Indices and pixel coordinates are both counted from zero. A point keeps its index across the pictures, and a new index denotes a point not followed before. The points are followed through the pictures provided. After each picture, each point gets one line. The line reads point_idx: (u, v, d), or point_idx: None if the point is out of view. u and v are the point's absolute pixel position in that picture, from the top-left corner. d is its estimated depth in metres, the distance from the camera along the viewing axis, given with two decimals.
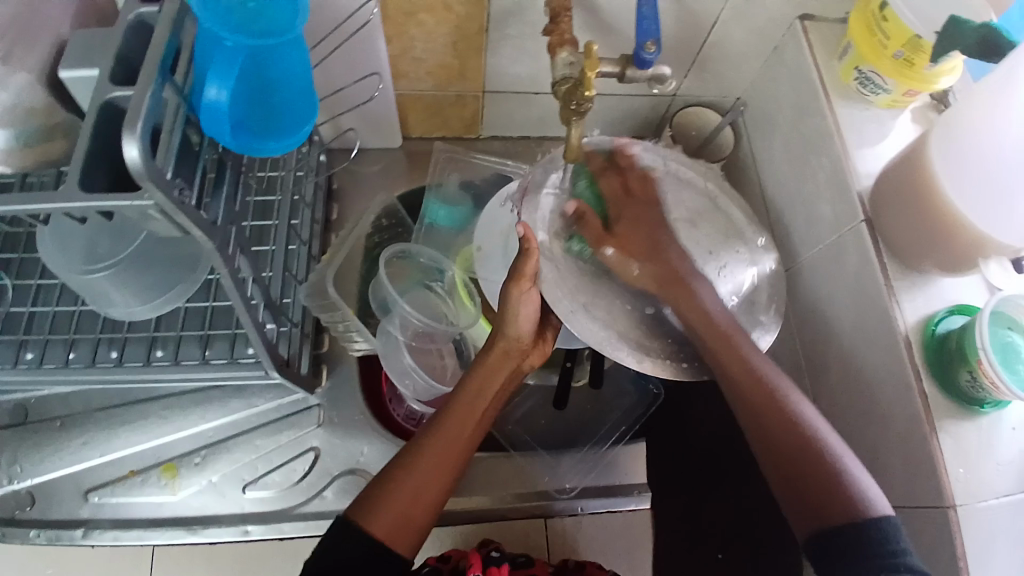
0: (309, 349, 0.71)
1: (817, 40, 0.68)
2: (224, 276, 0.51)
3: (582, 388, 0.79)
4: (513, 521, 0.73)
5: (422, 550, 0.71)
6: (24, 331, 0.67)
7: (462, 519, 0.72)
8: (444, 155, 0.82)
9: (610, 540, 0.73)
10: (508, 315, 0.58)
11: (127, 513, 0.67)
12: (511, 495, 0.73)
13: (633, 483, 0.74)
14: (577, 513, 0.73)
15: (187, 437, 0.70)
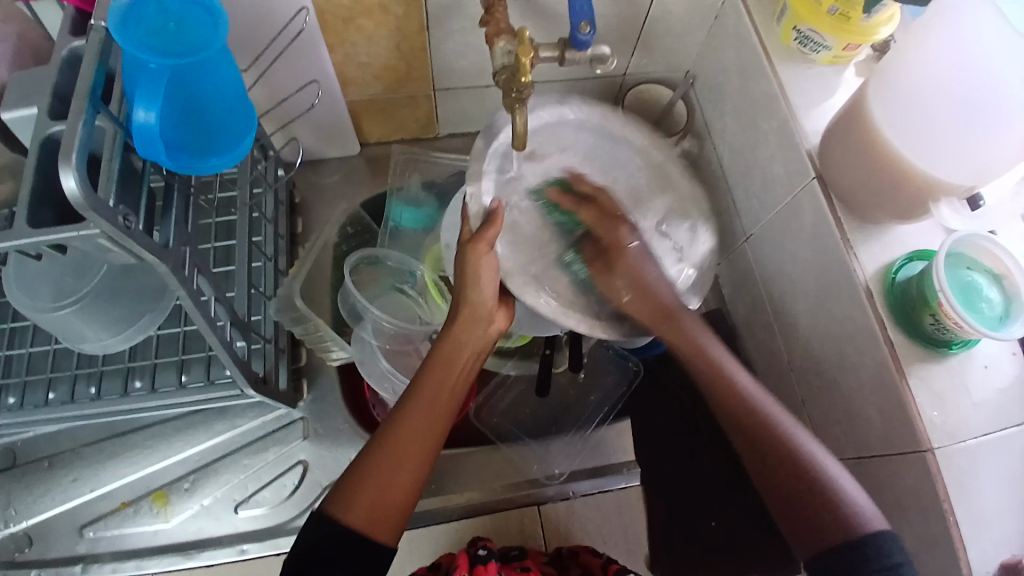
0: (286, 363, 0.72)
1: (754, 4, 0.68)
2: (185, 298, 0.52)
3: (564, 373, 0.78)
4: (508, 511, 0.73)
5: (417, 553, 0.71)
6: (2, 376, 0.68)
7: (458, 514, 0.73)
8: (402, 157, 0.83)
9: (605, 521, 0.74)
10: (469, 277, 0.55)
11: (125, 544, 0.67)
12: (503, 486, 0.73)
13: (621, 461, 0.75)
14: (570, 496, 0.74)
15: (174, 464, 0.70)
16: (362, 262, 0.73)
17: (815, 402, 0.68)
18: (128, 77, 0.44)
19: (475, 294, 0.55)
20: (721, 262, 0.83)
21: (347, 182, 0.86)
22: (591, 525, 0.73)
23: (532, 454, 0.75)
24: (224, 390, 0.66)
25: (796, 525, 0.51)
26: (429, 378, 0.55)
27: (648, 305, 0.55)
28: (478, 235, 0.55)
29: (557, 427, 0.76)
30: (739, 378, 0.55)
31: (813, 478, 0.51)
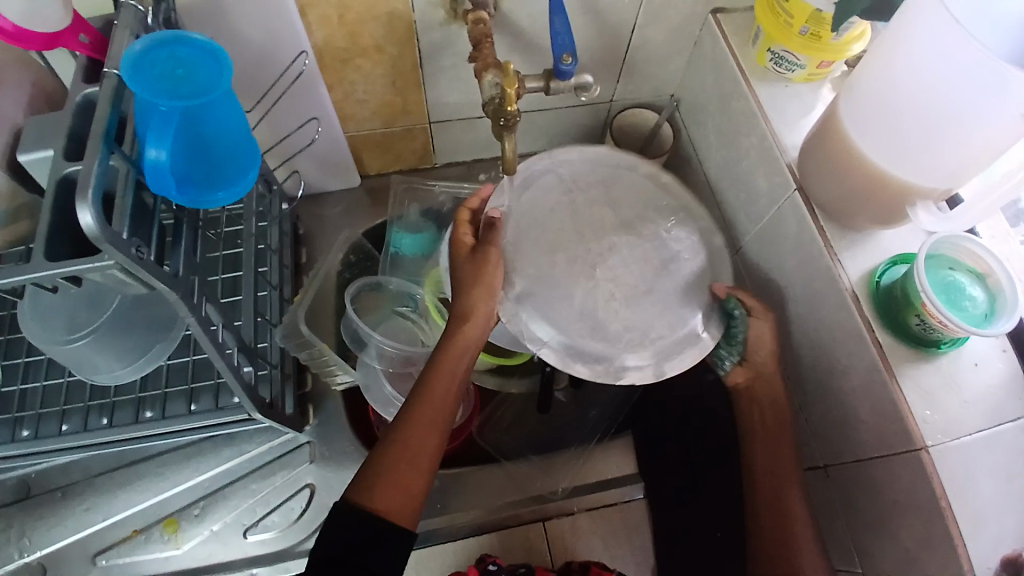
0: (293, 389, 0.74)
1: (730, 30, 0.71)
2: (194, 324, 0.54)
3: (563, 388, 0.80)
4: (514, 528, 0.73)
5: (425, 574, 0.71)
6: (17, 409, 0.70)
7: (464, 533, 0.73)
8: (402, 186, 0.85)
9: (610, 536, 0.74)
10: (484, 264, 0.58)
11: (135, 571, 0.68)
12: (507, 503, 0.74)
13: (624, 475, 0.76)
14: (574, 512, 0.74)
15: (184, 491, 0.71)
16: (364, 288, 0.75)
17: (812, 408, 0.69)
18: (139, 117, 0.47)
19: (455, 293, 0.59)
20: None
21: (349, 213, 0.89)
22: (596, 543, 0.73)
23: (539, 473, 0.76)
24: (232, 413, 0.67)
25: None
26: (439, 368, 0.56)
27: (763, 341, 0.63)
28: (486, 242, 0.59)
29: (564, 441, 0.77)
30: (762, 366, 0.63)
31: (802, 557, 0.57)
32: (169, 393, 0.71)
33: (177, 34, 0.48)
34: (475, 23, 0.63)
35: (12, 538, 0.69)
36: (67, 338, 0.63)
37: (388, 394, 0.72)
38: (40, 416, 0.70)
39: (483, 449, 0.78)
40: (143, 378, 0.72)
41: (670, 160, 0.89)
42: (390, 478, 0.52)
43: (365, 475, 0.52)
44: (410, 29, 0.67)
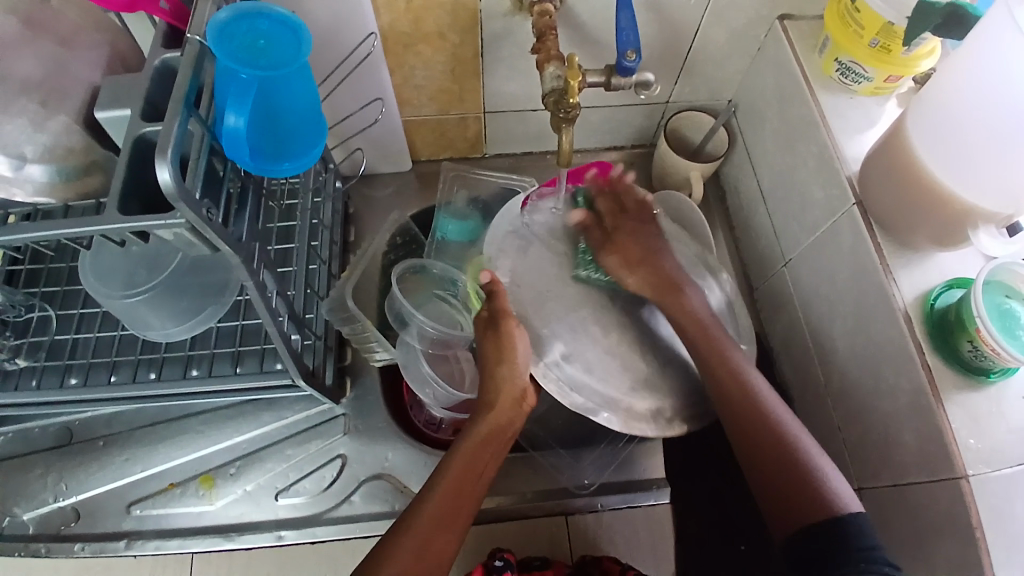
0: (334, 361, 0.75)
1: (796, 38, 0.71)
2: (251, 288, 0.56)
3: None
4: (536, 517, 0.74)
5: None
6: (69, 357, 0.74)
7: (489, 517, 0.74)
8: (451, 173, 0.87)
9: (634, 535, 0.73)
10: (505, 350, 0.60)
11: (167, 523, 0.70)
12: (533, 493, 0.74)
13: (651, 478, 0.75)
14: (598, 509, 0.74)
15: (222, 449, 0.74)
16: (410, 273, 0.76)
17: (851, 426, 0.68)
18: (218, 85, 0.49)
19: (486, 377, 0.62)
20: (759, 287, 0.84)
21: (398, 196, 0.90)
22: (619, 542, 0.73)
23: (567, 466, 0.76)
24: (277, 378, 0.69)
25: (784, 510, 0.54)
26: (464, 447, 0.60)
27: (650, 273, 0.63)
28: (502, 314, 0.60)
29: (592, 439, 0.77)
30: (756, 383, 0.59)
31: (817, 482, 0.54)
32: (215, 354, 0.74)
33: (259, 8, 0.50)
34: (539, 16, 0.63)
35: (50, 483, 0.73)
36: (126, 294, 0.65)
37: (426, 375, 0.73)
38: (90, 366, 0.73)
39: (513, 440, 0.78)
40: (193, 338, 0.75)
41: (723, 165, 0.88)
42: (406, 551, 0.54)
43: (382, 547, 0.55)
44: (475, 18, 0.68)
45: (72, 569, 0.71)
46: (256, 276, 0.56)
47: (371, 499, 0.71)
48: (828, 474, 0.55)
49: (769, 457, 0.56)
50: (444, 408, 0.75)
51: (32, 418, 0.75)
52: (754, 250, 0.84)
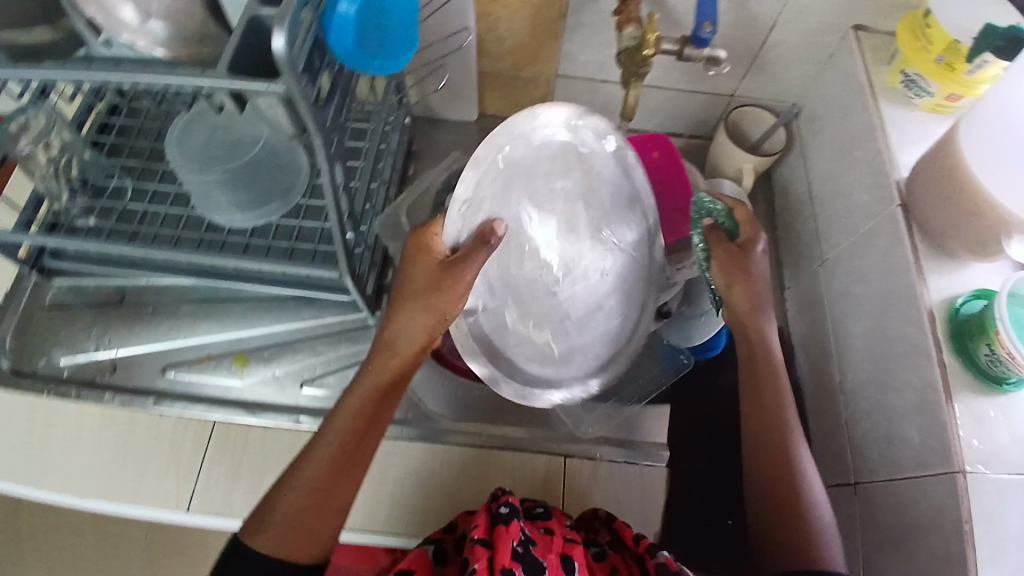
0: (376, 275, 0.80)
1: (868, 47, 0.74)
2: (324, 172, 0.60)
3: None
4: (536, 455, 0.77)
5: (446, 469, 0.76)
6: (138, 224, 0.79)
7: (492, 444, 0.77)
8: None
9: (626, 490, 0.76)
10: (439, 288, 0.54)
11: (197, 391, 0.75)
12: (536, 432, 0.78)
13: (650, 440, 0.78)
14: (595, 458, 0.77)
15: (259, 334, 0.78)
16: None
17: (858, 421, 0.70)
18: None
19: (400, 312, 0.56)
20: (790, 286, 0.86)
21: (459, 142, 0.95)
22: (610, 497, 0.76)
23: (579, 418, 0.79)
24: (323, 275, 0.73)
25: (778, 544, 0.57)
26: (353, 404, 0.56)
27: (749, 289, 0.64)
28: (462, 260, 0.53)
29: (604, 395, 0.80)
30: (789, 411, 0.62)
31: (812, 512, 0.58)
32: (270, 246, 0.79)
33: None
34: None
35: (94, 335, 0.78)
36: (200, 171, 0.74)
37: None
38: (156, 236, 0.79)
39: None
40: (252, 229, 0.79)
41: (775, 166, 0.92)
42: (284, 514, 0.53)
43: (261, 513, 0.54)
44: None
45: (97, 418, 0.74)
46: (331, 163, 0.59)
47: None
48: (823, 508, 0.59)
49: (781, 487, 0.59)
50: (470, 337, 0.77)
51: (90, 280, 0.81)
52: (792, 249, 0.87)
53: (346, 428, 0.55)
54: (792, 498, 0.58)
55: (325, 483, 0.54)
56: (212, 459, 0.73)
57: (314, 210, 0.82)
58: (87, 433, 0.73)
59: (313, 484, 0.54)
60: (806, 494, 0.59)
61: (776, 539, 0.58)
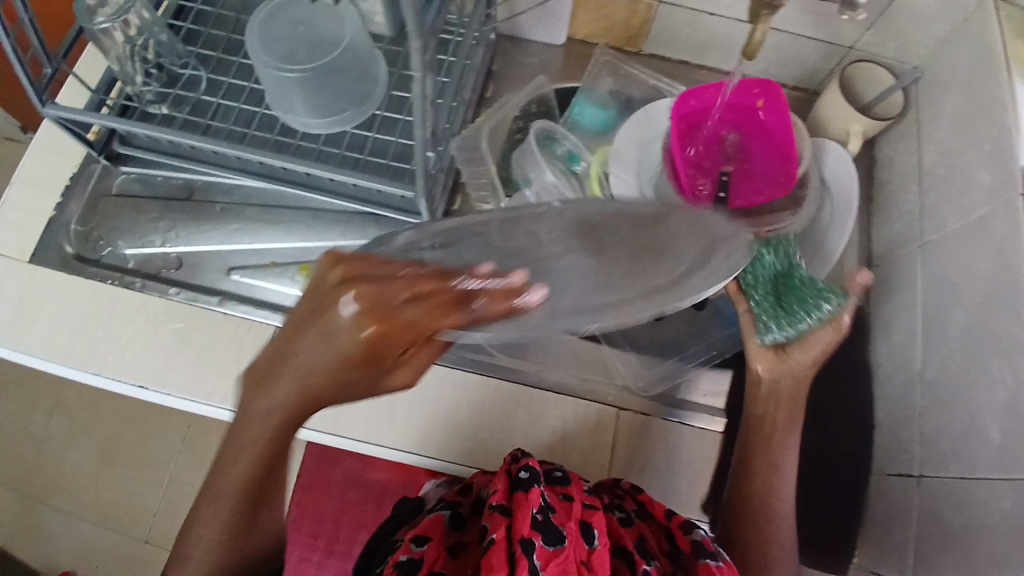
0: (444, 201, 0.76)
1: (1011, 15, 0.67)
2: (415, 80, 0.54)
3: (683, 309, 0.83)
4: (591, 404, 0.76)
5: (499, 405, 0.76)
6: (210, 117, 0.77)
7: (548, 386, 0.77)
8: (605, 59, 0.85)
9: (677, 449, 0.75)
10: (342, 329, 0.47)
11: (260, 296, 0.77)
12: (591, 379, 0.78)
13: (704, 403, 0.78)
14: (650, 414, 0.76)
15: (325, 247, 0.79)
16: (540, 138, 0.77)
17: (933, 414, 0.67)
18: None
19: (291, 386, 0.53)
20: (879, 265, 0.81)
21: (543, 67, 0.89)
22: (660, 456, 0.75)
23: (638, 374, 0.79)
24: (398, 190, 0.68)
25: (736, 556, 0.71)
26: (254, 423, 0.56)
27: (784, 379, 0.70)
28: (474, 319, 0.44)
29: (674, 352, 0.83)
30: (783, 458, 0.71)
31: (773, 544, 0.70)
32: (341, 156, 0.76)
33: None
34: None
35: (162, 228, 0.79)
36: (277, 66, 0.69)
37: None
38: (227, 131, 0.76)
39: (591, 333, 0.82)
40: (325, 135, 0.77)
41: (882, 134, 0.84)
42: (198, 539, 0.62)
43: (191, 517, 0.62)
44: None
45: (159, 309, 0.74)
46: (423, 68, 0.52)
47: None
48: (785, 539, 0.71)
49: (753, 522, 0.70)
50: None
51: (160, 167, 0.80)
52: (887, 227, 0.81)
53: (244, 446, 0.58)
54: (759, 530, 0.70)
55: (220, 495, 0.60)
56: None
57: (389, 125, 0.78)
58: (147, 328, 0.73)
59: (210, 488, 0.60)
60: (772, 535, 0.70)
61: (740, 552, 0.71)
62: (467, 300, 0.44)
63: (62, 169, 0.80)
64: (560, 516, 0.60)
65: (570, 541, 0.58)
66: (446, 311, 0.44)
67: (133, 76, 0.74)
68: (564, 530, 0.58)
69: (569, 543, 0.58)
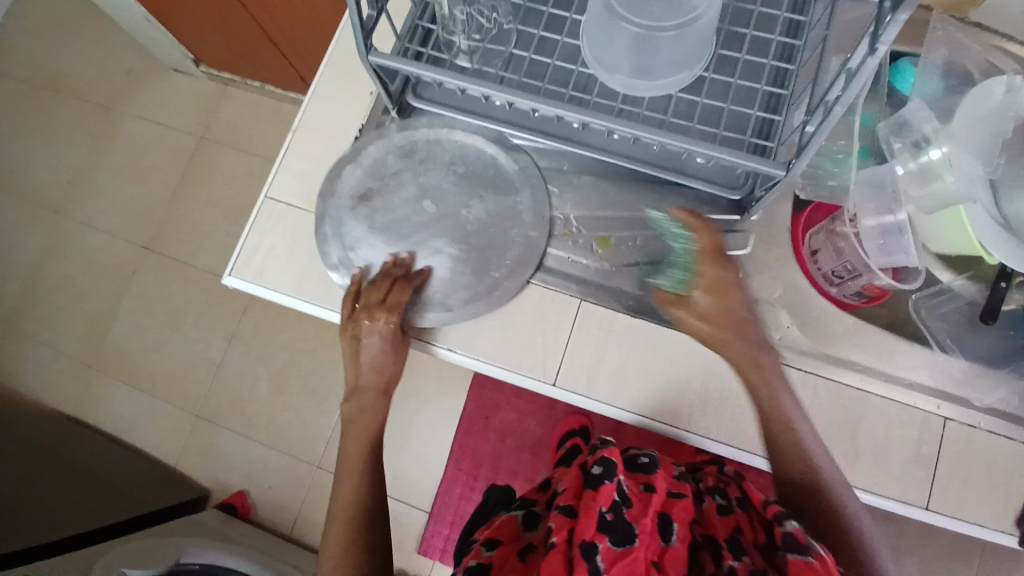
0: (757, 187, 0.75)
1: None
2: (857, 65, 0.53)
3: (1011, 313, 0.82)
4: (869, 394, 0.78)
5: (783, 389, 0.79)
6: (507, 70, 0.79)
7: (831, 376, 0.79)
8: (938, 28, 0.86)
9: (963, 453, 0.76)
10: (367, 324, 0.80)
11: (561, 265, 0.85)
12: (876, 370, 0.79)
13: (987, 405, 0.77)
14: (931, 410, 0.77)
15: (627, 221, 0.85)
16: (896, 122, 0.80)
17: None
18: None
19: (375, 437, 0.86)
20: None
21: None
22: (980, 468, 0.76)
23: (958, 378, 0.78)
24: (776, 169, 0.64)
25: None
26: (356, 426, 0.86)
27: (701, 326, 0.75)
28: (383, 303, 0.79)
29: (998, 364, 0.80)
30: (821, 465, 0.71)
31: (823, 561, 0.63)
32: (653, 119, 0.77)
33: None
34: None
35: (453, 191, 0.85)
36: (623, 17, 0.67)
37: (842, 228, 0.77)
38: (530, 86, 0.77)
39: (916, 331, 0.83)
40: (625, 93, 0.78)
41: None
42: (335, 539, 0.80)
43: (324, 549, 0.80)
44: None
45: (482, 263, 0.83)
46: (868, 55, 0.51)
47: (755, 317, 0.81)
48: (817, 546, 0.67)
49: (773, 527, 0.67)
50: (870, 253, 0.75)
51: (456, 124, 0.86)
52: None
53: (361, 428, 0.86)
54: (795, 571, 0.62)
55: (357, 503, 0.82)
56: (575, 339, 0.83)
57: (709, 88, 0.77)
58: (473, 276, 0.83)
59: (344, 513, 0.81)
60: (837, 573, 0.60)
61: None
62: (405, 284, 0.80)
63: (349, 124, 0.90)
64: (634, 512, 0.69)
65: (641, 541, 0.66)
66: (400, 280, 0.81)
67: (454, 25, 0.78)
68: (636, 526, 0.67)
69: (639, 543, 0.65)
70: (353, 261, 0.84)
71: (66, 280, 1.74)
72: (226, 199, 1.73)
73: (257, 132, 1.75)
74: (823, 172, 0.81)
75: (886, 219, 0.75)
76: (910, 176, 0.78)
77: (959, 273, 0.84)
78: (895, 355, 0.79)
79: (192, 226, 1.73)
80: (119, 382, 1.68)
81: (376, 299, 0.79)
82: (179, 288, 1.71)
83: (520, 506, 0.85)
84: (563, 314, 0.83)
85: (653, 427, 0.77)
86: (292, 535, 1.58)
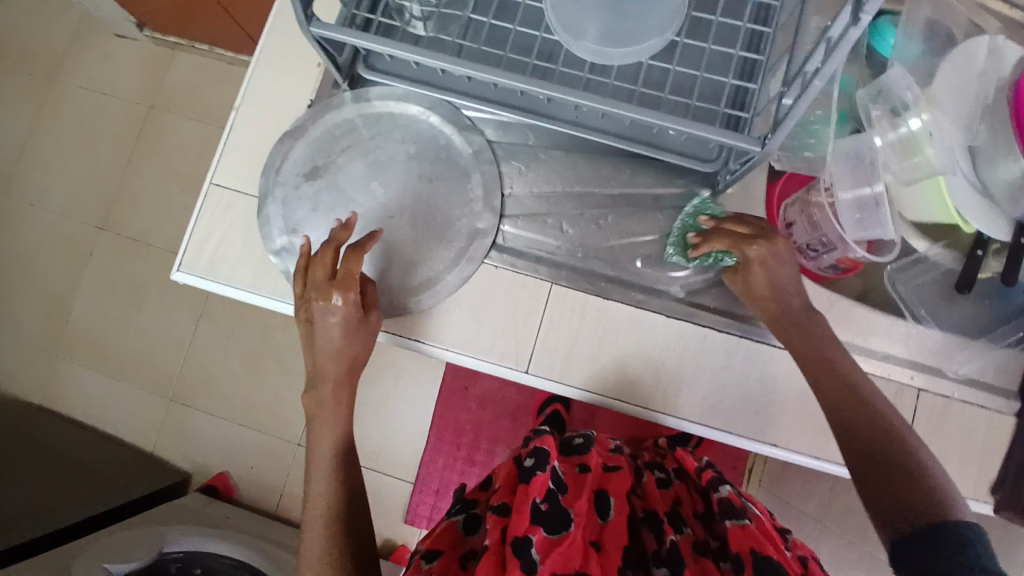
0: (732, 161, 0.72)
1: None
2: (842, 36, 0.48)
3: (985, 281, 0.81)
4: (846, 368, 0.78)
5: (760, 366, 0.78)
6: (466, 39, 0.73)
7: None
8: None
9: (934, 422, 0.78)
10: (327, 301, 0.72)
11: (529, 247, 0.81)
12: (854, 343, 0.79)
13: (957, 374, 0.78)
14: (905, 381, 0.78)
15: (600, 197, 0.82)
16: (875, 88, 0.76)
17: None
18: None
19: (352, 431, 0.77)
20: None
21: None
22: (955, 438, 0.78)
23: (930, 350, 0.79)
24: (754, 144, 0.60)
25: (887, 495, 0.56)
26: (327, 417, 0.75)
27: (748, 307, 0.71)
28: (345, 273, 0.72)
29: (969, 334, 0.81)
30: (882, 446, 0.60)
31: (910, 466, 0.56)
32: (623, 91, 0.73)
33: None
34: None
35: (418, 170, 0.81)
36: None
37: (818, 199, 0.75)
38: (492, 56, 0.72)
39: (891, 302, 0.82)
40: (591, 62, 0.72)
41: None
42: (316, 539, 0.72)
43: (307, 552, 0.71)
44: None
45: (452, 248, 0.80)
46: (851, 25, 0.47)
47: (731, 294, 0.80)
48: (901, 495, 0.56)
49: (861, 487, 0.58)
50: (845, 230, 0.73)
51: (413, 97, 0.81)
52: None
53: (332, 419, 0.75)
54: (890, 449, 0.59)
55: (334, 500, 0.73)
56: (552, 323, 0.80)
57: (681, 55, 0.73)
58: (443, 261, 0.80)
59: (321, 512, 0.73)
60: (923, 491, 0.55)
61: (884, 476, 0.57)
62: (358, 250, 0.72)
63: (299, 100, 0.84)
64: (570, 498, 0.70)
65: (578, 523, 0.65)
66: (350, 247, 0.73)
67: None
68: (572, 509, 0.67)
69: (576, 526, 0.64)
70: (296, 244, 0.79)
71: (21, 261, 1.66)
72: (183, 173, 1.64)
73: (209, 102, 1.65)
74: (800, 142, 0.78)
75: (862, 193, 0.72)
76: (890, 145, 0.74)
77: (935, 242, 0.82)
78: (870, 328, 0.79)
79: (151, 203, 1.65)
80: (87, 369, 1.63)
81: (326, 274, 0.72)
82: (141, 269, 1.64)
83: (460, 510, 0.75)
84: (537, 299, 0.81)
85: (611, 406, 0.77)
86: (276, 512, 1.58)
